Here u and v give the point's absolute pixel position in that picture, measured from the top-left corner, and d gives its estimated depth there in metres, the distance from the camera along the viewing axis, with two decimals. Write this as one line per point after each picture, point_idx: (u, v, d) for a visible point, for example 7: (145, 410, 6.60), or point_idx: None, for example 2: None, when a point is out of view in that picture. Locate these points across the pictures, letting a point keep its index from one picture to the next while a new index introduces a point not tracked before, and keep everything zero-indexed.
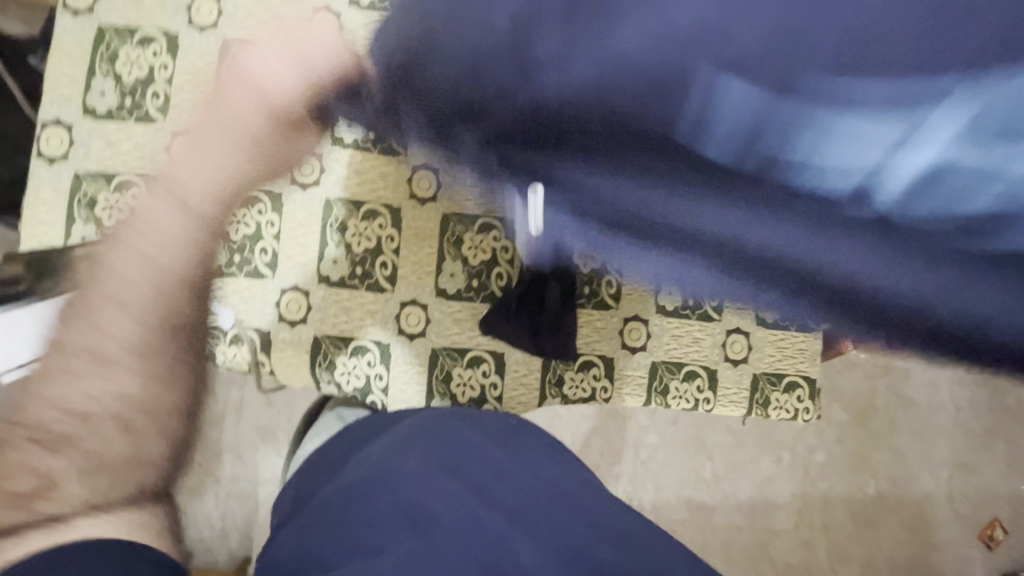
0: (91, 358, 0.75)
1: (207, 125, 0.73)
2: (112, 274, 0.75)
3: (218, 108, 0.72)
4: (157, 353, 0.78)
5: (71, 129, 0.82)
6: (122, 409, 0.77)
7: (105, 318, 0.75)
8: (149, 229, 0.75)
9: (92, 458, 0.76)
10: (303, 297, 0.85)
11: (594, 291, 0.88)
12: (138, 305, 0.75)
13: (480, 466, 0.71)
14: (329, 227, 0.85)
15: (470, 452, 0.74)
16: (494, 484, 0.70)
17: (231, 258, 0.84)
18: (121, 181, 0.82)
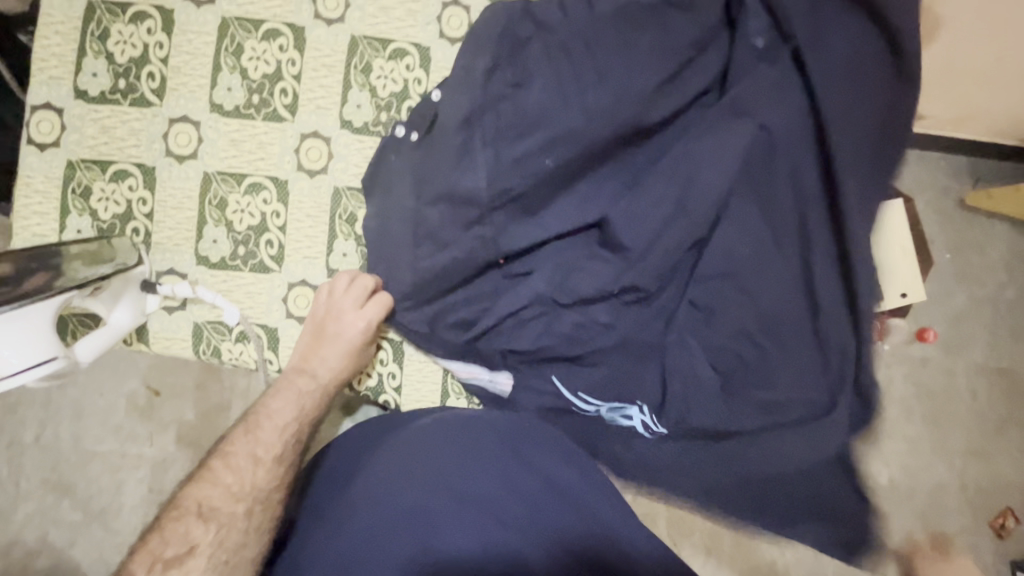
0: (248, 459, 0.69)
1: (324, 346, 0.77)
2: (248, 434, 0.72)
3: (328, 341, 0.77)
4: (273, 460, 0.70)
5: (61, 113, 0.77)
6: (233, 546, 0.64)
7: (244, 434, 0.72)
8: (282, 399, 0.74)
9: (215, 566, 0.62)
10: (312, 293, 0.80)
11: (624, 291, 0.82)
12: (288, 435, 0.73)
13: (480, 473, 0.72)
14: (339, 218, 0.81)
15: (471, 454, 0.73)
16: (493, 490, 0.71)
17: (235, 250, 0.79)
18: (117, 169, 0.78)
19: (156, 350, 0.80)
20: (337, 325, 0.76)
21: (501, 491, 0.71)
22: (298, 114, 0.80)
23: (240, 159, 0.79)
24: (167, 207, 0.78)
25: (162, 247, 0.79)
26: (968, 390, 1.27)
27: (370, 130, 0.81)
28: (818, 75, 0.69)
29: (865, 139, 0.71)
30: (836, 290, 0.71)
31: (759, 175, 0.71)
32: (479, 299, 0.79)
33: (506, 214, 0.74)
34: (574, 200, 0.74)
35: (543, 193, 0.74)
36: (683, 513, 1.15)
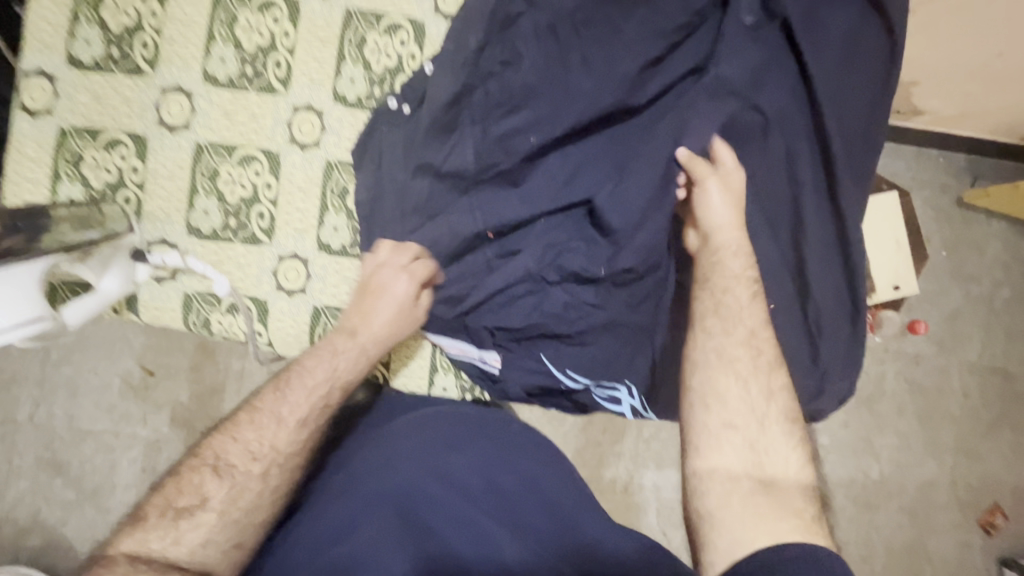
0: (273, 419, 0.69)
1: (368, 307, 0.75)
2: (276, 393, 0.71)
3: (373, 303, 0.75)
4: (299, 424, 0.69)
5: (54, 80, 0.77)
6: (245, 506, 0.64)
7: (281, 391, 0.71)
8: (318, 359, 0.73)
9: (224, 524, 0.62)
10: (303, 265, 0.80)
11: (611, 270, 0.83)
12: (325, 396, 0.72)
13: (464, 462, 0.72)
14: (329, 191, 0.81)
15: (455, 445, 0.74)
16: (475, 478, 0.71)
17: (227, 222, 0.79)
18: (109, 138, 0.77)
19: (146, 320, 0.80)
20: (382, 287, 0.75)
21: (483, 480, 0.71)
22: (291, 87, 0.79)
23: (233, 130, 0.79)
24: (158, 177, 0.78)
25: (152, 217, 0.79)
26: (961, 387, 1.28)
27: (363, 105, 0.81)
28: (815, 55, 0.70)
29: (861, 122, 0.72)
30: (824, 273, 0.73)
31: (751, 153, 0.72)
32: (467, 275, 0.78)
33: (497, 191, 0.75)
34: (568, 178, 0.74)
35: (537, 169, 0.75)
36: (674, 503, 1.16)
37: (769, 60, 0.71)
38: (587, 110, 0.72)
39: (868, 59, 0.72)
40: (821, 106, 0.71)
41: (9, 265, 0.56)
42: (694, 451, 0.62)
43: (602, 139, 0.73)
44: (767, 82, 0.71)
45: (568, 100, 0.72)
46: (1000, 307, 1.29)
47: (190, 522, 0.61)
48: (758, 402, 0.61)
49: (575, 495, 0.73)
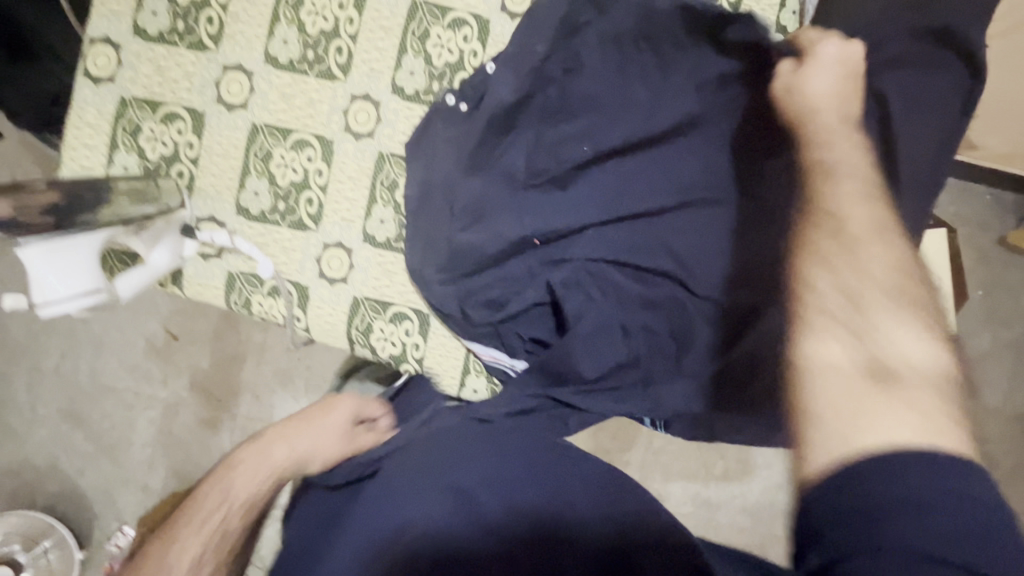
0: (174, 539, 0.76)
1: (294, 425, 0.86)
2: (185, 513, 0.79)
3: (300, 421, 0.87)
4: (197, 541, 0.76)
5: (118, 49, 0.77)
6: None
7: (200, 501, 0.80)
8: (232, 470, 0.83)
9: None
10: (347, 255, 0.80)
11: None
12: (237, 506, 0.80)
13: (464, 467, 0.66)
14: (380, 184, 0.80)
15: (457, 455, 0.68)
16: (476, 478, 0.65)
17: (275, 205, 0.79)
18: (167, 111, 0.78)
19: (189, 295, 0.80)
20: (316, 411, 0.87)
21: (485, 480, 0.65)
22: (351, 75, 0.79)
23: (290, 113, 0.79)
24: (212, 154, 0.78)
25: (202, 192, 0.78)
26: (985, 432, 1.24)
27: (421, 99, 0.80)
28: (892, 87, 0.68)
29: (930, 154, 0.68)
30: None
31: None
32: (502, 277, 0.75)
33: (538, 200, 0.74)
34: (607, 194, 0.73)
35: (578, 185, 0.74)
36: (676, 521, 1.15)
37: None
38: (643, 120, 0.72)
39: (944, 98, 0.69)
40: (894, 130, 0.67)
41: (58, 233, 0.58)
42: (840, 300, 0.49)
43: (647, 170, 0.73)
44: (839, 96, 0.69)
45: (624, 112, 0.73)
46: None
47: None
48: (871, 267, 0.50)
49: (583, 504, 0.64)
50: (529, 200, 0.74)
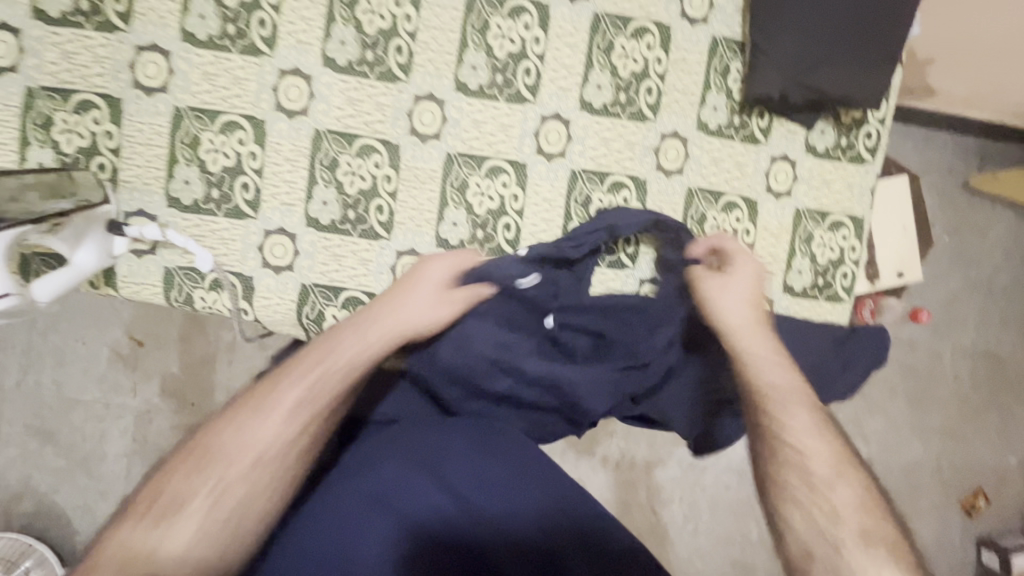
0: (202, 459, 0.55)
1: (399, 299, 0.68)
2: (247, 411, 0.57)
3: (403, 292, 0.69)
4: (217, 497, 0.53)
5: (18, 34, 0.70)
6: (226, 512, 0.52)
7: (256, 408, 0.57)
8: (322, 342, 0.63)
9: (213, 523, 0.52)
10: (290, 241, 0.76)
11: (631, 101, 0.80)
12: (326, 387, 0.59)
13: (459, 466, 0.63)
14: (319, 163, 0.76)
15: (446, 447, 0.65)
16: (470, 481, 0.63)
17: (209, 193, 0.74)
18: (80, 100, 0.72)
19: (125, 296, 0.75)
20: (422, 278, 0.70)
21: (483, 488, 0.62)
22: (277, 49, 0.74)
23: (214, 94, 0.74)
24: (135, 144, 0.73)
25: (128, 185, 0.73)
26: (954, 373, 1.28)
27: (355, 70, 0.75)
28: (800, 38, 0.75)
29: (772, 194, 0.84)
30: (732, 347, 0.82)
31: (708, 170, 0.83)
32: None
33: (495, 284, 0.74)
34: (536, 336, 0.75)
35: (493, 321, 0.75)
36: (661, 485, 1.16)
37: (756, 58, 0.78)
38: (574, 105, 0.79)
39: (857, 66, 0.76)
40: (803, 79, 0.76)
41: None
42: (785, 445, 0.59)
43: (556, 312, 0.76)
44: (766, 46, 0.77)
45: (562, 89, 0.79)
46: (996, 291, 1.29)
47: (178, 518, 0.51)
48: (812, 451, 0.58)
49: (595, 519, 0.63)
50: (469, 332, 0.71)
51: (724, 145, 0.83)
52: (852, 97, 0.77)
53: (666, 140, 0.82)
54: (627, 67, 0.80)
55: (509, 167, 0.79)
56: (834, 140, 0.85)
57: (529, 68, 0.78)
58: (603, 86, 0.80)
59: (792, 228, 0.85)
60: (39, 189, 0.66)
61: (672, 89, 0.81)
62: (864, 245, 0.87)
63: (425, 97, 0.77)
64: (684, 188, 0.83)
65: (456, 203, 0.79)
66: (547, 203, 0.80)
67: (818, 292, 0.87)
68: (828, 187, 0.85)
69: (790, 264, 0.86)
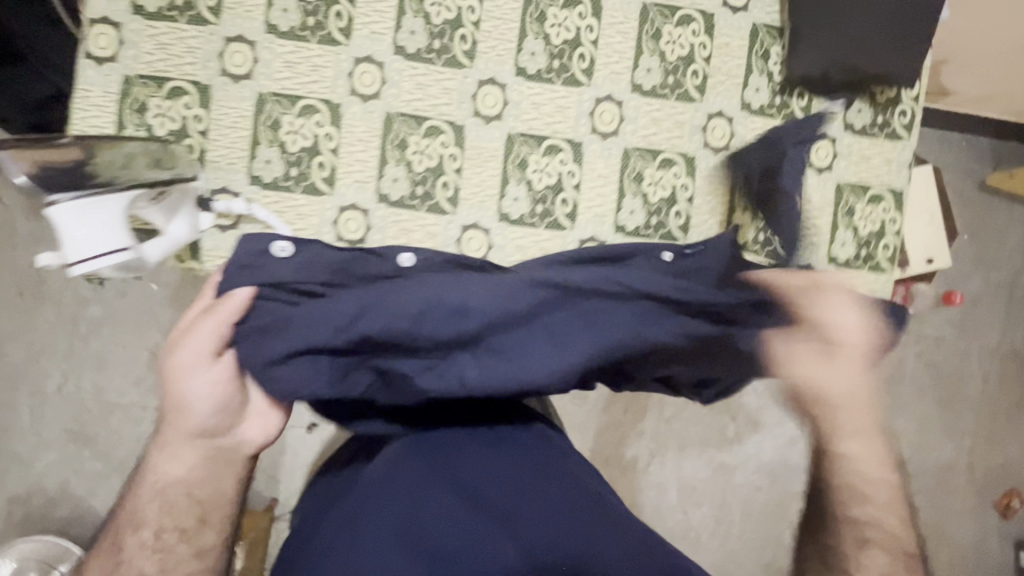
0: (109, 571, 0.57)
1: (175, 386, 0.56)
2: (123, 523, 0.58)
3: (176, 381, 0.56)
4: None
5: (118, 28, 0.76)
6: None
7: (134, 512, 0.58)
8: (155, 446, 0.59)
9: None
10: (363, 216, 0.81)
11: (678, 83, 0.85)
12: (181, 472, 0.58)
13: (474, 466, 0.63)
14: (390, 143, 0.81)
15: (464, 453, 0.64)
16: (484, 481, 0.62)
17: (288, 171, 0.79)
18: (173, 87, 0.77)
19: (208, 269, 0.80)
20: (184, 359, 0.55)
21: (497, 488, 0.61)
22: (352, 39, 0.80)
23: (295, 80, 0.79)
24: (221, 126, 0.78)
25: (214, 164, 0.78)
26: (980, 369, 1.42)
27: (424, 57, 0.81)
28: (838, 19, 0.80)
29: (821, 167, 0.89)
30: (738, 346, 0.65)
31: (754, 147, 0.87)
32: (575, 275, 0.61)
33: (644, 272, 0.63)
34: (443, 307, 0.50)
35: (331, 309, 0.51)
36: (691, 487, 1.32)
37: (796, 40, 0.83)
38: (626, 87, 0.84)
39: (894, 42, 0.81)
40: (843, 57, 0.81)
41: (35, 191, 0.62)
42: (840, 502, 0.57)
43: (410, 280, 0.55)
44: (805, 28, 0.82)
45: (615, 72, 0.84)
46: (1006, 287, 1.44)
47: None
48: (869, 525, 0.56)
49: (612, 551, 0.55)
50: (296, 324, 0.52)
51: (767, 124, 0.87)
52: (889, 71, 0.82)
53: (712, 119, 0.86)
54: (674, 52, 0.85)
55: (566, 146, 0.84)
56: (871, 118, 0.89)
57: (584, 53, 0.83)
58: (652, 70, 0.85)
59: (834, 201, 0.89)
60: (146, 157, 0.71)
61: (717, 72, 0.86)
62: (904, 219, 0.91)
63: (488, 82, 0.82)
64: (730, 165, 0.87)
65: (518, 180, 0.83)
66: (603, 179, 0.85)
67: (863, 263, 0.90)
68: (867, 163, 0.89)
69: (834, 237, 0.89)
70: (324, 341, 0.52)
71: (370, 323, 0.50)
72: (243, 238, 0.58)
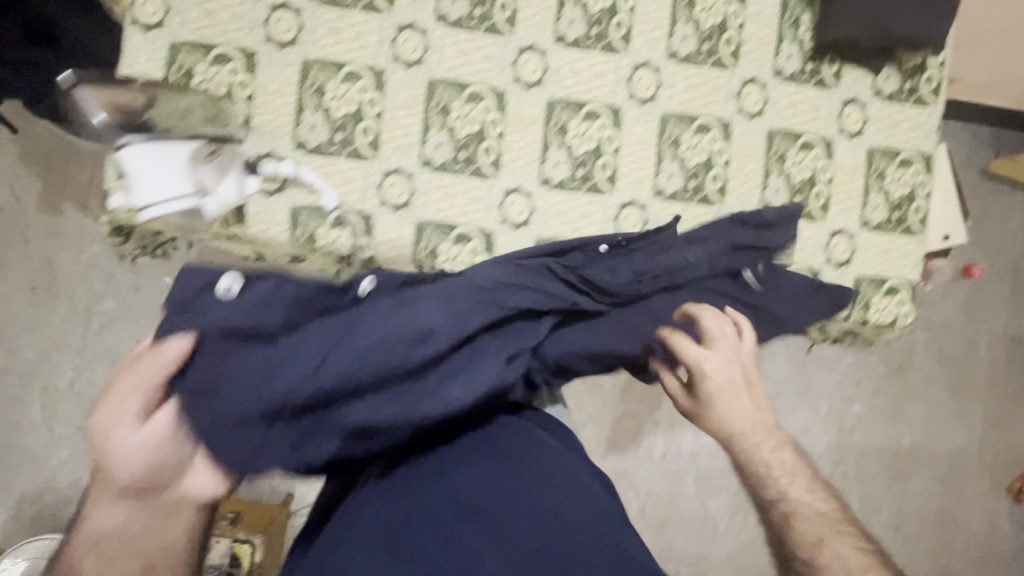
0: None
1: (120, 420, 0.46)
2: None
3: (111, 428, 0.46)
4: None
5: None
6: None
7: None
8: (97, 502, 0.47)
9: None
10: (408, 180, 0.81)
11: (713, 51, 0.87)
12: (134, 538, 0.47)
13: (463, 485, 0.53)
14: (433, 108, 0.82)
15: (450, 474, 0.54)
16: (471, 492, 0.53)
17: (333, 137, 0.80)
18: (219, 53, 0.78)
19: (253, 235, 0.80)
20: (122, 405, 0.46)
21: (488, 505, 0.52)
22: (395, 6, 0.81)
23: (339, 47, 0.80)
24: (267, 92, 0.79)
25: (260, 130, 0.79)
26: (981, 353, 1.51)
27: (465, 24, 0.82)
28: None
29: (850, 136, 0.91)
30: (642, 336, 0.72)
31: (787, 113, 0.89)
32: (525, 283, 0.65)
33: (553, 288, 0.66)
34: (406, 334, 0.51)
35: (296, 356, 0.48)
36: (704, 474, 1.40)
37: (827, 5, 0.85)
38: (662, 54, 0.86)
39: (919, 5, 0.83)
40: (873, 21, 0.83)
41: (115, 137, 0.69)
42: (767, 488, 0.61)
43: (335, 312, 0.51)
44: None
45: (651, 40, 0.86)
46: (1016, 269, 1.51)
47: None
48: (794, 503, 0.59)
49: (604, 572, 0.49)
50: (223, 377, 0.47)
51: (799, 90, 0.89)
52: (918, 33, 0.84)
53: (746, 85, 0.88)
54: (708, 20, 0.87)
55: (605, 112, 0.85)
56: (899, 84, 0.91)
57: (621, 21, 0.85)
58: (687, 38, 0.87)
59: (866, 165, 0.91)
60: (201, 112, 0.76)
61: (750, 40, 0.88)
62: (934, 182, 0.93)
63: (528, 49, 0.83)
64: (765, 130, 0.89)
65: (559, 145, 0.85)
66: (641, 144, 0.86)
67: (893, 226, 0.92)
68: (897, 128, 0.91)
69: (867, 201, 0.91)
70: (254, 400, 0.46)
71: (331, 368, 0.47)
72: (182, 273, 0.50)
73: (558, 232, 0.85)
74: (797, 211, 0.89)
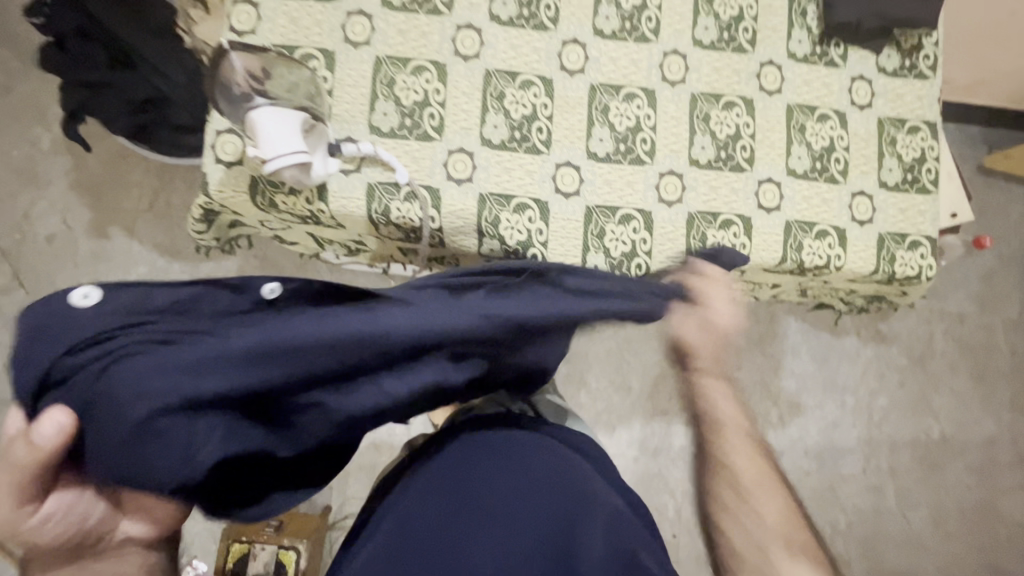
0: None
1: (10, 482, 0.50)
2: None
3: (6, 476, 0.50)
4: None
5: (258, 7, 0.89)
6: None
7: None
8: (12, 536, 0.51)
9: None
10: (470, 157, 0.90)
11: (732, 38, 0.98)
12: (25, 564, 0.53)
13: (486, 480, 0.71)
14: (489, 95, 0.92)
15: (475, 472, 0.71)
16: (493, 497, 0.69)
17: (403, 121, 0.90)
18: (303, 53, 0.89)
19: (333, 211, 0.88)
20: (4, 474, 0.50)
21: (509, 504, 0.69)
22: (454, 9, 0.92)
23: (406, 46, 0.91)
24: (345, 85, 0.90)
25: (339, 119, 0.89)
26: (999, 339, 1.56)
27: (515, 22, 0.93)
28: None
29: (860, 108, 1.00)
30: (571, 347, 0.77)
31: (802, 90, 0.99)
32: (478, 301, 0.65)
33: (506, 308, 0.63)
34: (332, 341, 0.54)
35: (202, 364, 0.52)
36: None
37: None
38: (688, 42, 0.97)
39: None
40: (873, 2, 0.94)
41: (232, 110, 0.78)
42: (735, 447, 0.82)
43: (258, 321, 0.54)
44: None
45: (676, 31, 0.97)
46: None
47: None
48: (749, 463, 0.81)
49: (599, 548, 0.66)
50: (128, 386, 0.50)
51: (812, 70, 1.00)
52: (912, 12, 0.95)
53: (765, 67, 0.99)
54: (726, 13, 0.99)
55: (642, 93, 0.95)
56: (901, 61, 1.02)
57: (650, 15, 0.97)
58: (709, 28, 0.98)
59: (878, 133, 1.00)
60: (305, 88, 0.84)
61: (764, 27, 0.99)
62: (941, 146, 1.02)
63: (571, 42, 0.94)
64: (784, 105, 0.99)
65: (602, 123, 0.94)
66: (675, 120, 0.96)
67: (909, 186, 1.00)
68: (902, 100, 1.01)
69: (882, 164, 1.00)
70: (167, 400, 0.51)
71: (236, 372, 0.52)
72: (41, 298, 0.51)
73: (605, 200, 0.93)
74: (819, 175, 0.98)
